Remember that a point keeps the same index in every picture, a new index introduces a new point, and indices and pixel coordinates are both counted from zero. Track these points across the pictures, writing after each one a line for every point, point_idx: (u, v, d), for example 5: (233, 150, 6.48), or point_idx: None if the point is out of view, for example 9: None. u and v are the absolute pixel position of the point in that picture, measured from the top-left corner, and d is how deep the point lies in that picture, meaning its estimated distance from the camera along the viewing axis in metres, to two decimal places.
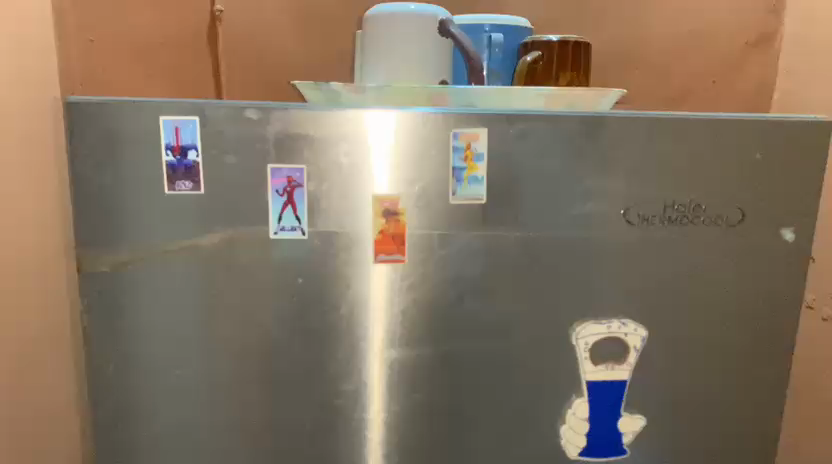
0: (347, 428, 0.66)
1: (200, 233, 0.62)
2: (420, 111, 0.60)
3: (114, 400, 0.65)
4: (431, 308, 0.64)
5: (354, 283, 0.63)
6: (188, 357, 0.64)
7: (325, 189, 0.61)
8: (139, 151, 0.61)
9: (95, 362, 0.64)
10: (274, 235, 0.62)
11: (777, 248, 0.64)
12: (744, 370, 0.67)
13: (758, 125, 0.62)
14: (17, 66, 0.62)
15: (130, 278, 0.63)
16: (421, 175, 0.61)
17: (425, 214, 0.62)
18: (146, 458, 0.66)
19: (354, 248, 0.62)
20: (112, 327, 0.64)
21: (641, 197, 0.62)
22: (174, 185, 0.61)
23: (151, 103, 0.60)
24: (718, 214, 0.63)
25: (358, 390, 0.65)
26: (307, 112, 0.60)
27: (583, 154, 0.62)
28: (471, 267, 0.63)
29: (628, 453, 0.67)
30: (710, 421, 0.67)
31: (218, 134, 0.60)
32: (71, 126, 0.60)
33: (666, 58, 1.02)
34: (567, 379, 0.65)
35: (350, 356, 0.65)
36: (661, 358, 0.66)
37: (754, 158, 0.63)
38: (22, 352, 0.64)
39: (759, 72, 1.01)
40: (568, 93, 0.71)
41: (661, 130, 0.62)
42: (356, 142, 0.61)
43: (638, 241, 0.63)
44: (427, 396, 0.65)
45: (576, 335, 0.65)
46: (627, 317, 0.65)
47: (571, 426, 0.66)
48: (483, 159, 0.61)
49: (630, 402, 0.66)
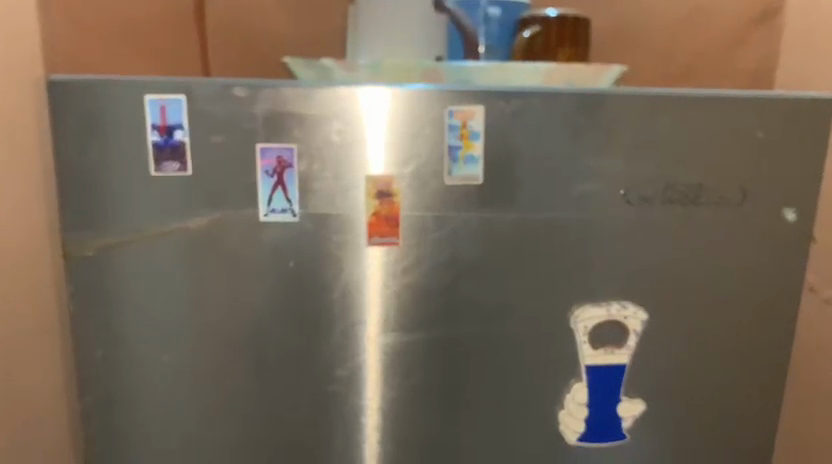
0: (342, 414, 0.65)
1: (188, 215, 0.60)
2: (414, 88, 0.58)
3: (103, 386, 0.64)
4: (427, 291, 0.62)
5: (347, 266, 0.61)
6: (178, 343, 0.63)
7: (317, 170, 0.59)
8: (124, 131, 0.59)
9: (85, 347, 0.63)
10: (264, 217, 0.60)
11: (780, 228, 0.63)
12: (746, 352, 0.65)
13: (762, 102, 0.60)
14: None
15: (117, 263, 0.61)
16: (416, 155, 0.59)
17: (420, 195, 0.60)
18: (137, 446, 0.65)
19: (346, 231, 0.61)
20: (100, 312, 0.63)
21: (641, 177, 0.61)
22: (160, 166, 0.59)
23: (135, 81, 0.58)
24: (721, 194, 0.62)
25: (353, 375, 0.64)
26: (297, 90, 0.58)
27: (582, 132, 0.60)
28: (468, 249, 0.61)
29: (627, 438, 0.66)
30: (711, 406, 0.66)
31: (205, 113, 0.58)
32: (53, 106, 0.59)
33: (666, 34, 1.00)
34: (566, 364, 0.64)
35: (344, 341, 0.63)
36: (661, 341, 0.64)
37: (757, 136, 0.61)
38: None
39: (763, 48, 0.99)
40: (568, 68, 0.69)
41: (662, 107, 0.60)
42: (348, 121, 0.59)
43: (638, 222, 0.62)
44: (424, 380, 0.64)
45: (575, 319, 0.63)
46: (627, 299, 0.63)
47: (569, 411, 0.65)
48: (480, 138, 0.59)
49: (629, 386, 0.65)
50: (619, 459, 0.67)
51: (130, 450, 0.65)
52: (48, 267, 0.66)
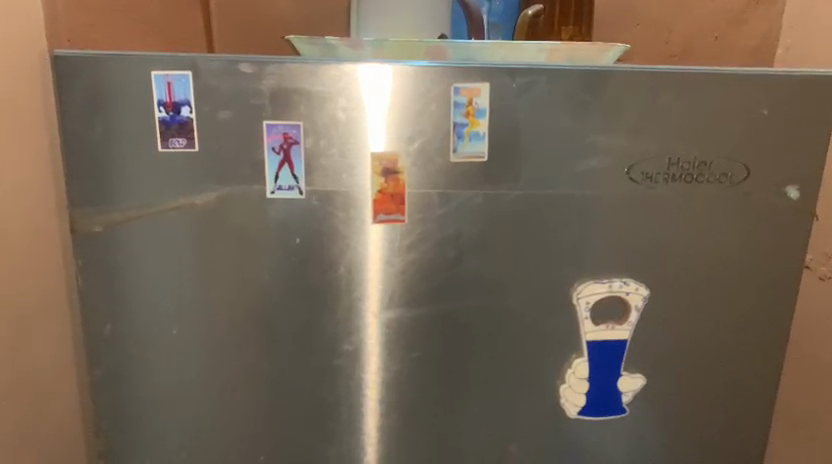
0: (346, 387, 0.66)
1: (195, 191, 0.60)
2: (420, 66, 0.58)
3: (111, 360, 0.65)
4: (431, 268, 0.63)
5: (352, 243, 0.62)
6: (185, 317, 0.64)
7: (323, 146, 0.60)
8: (131, 107, 0.59)
9: (93, 321, 0.64)
10: (271, 194, 0.61)
11: (781, 206, 0.64)
12: (744, 328, 0.66)
13: (766, 79, 0.60)
14: (17, 25, 0.61)
15: (124, 238, 0.62)
16: (421, 132, 0.60)
17: (425, 172, 0.60)
18: (146, 419, 0.66)
19: (351, 208, 0.61)
20: (108, 286, 0.63)
21: (645, 154, 0.61)
22: (168, 142, 0.60)
23: (142, 57, 0.58)
24: (723, 172, 0.62)
25: (357, 350, 0.65)
26: (303, 66, 0.58)
27: (587, 109, 0.60)
28: (471, 226, 0.62)
29: (627, 412, 0.68)
30: (710, 380, 0.68)
31: (211, 89, 0.59)
32: (59, 82, 0.59)
33: (666, 13, 1.00)
34: (567, 338, 0.65)
35: (349, 316, 0.64)
36: (662, 317, 0.65)
37: (761, 114, 0.61)
38: (19, 310, 0.64)
39: (764, 27, 0.99)
40: (571, 47, 0.70)
41: (667, 85, 0.60)
42: (353, 98, 0.59)
43: (641, 200, 0.62)
44: (426, 354, 0.65)
45: (577, 295, 0.64)
46: (629, 276, 0.64)
47: (570, 385, 0.66)
48: (485, 115, 0.60)
49: (628, 361, 0.66)
50: (619, 432, 0.68)
51: (140, 423, 0.66)
52: (58, 244, 0.68)
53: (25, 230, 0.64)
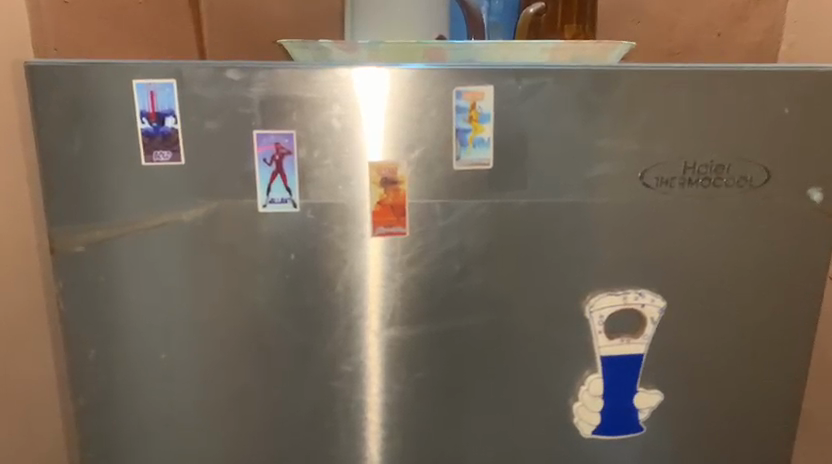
0: (346, 410, 0.62)
1: (182, 207, 0.57)
2: (418, 69, 0.55)
3: (96, 386, 0.61)
4: (435, 281, 0.60)
5: (350, 258, 0.59)
6: (174, 340, 0.60)
7: (317, 157, 0.56)
8: (113, 117, 0.55)
9: (75, 346, 0.60)
10: (264, 208, 0.57)
11: (803, 209, 0.60)
12: (764, 339, 0.63)
13: (788, 76, 0.57)
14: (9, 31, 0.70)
15: (107, 258, 0.58)
16: (421, 139, 0.56)
17: (426, 182, 0.57)
18: (136, 447, 0.63)
19: (348, 221, 0.58)
20: (90, 309, 0.60)
21: (658, 159, 0.58)
22: (152, 155, 0.56)
23: (122, 65, 0.55)
24: (742, 175, 0.59)
25: (357, 370, 0.61)
26: (295, 72, 0.55)
27: (598, 111, 0.57)
28: (476, 237, 0.59)
29: (644, 430, 0.64)
30: (729, 394, 0.64)
31: (198, 98, 0.55)
32: (33, 92, 0.55)
33: (669, 10, 0.97)
34: (580, 354, 0.62)
35: (348, 334, 0.61)
36: (679, 329, 0.62)
37: (781, 114, 0.58)
38: (9, 319, 0.70)
39: (767, 22, 0.97)
40: (576, 45, 0.66)
41: (681, 84, 0.57)
42: (348, 104, 0.56)
43: (656, 206, 0.59)
44: (430, 373, 0.62)
45: (589, 308, 0.61)
46: (644, 287, 0.61)
47: (584, 403, 0.63)
48: (489, 120, 0.56)
49: (643, 377, 0.63)
50: (636, 449, 0.65)
51: (127, 450, 0.63)
52: (33, 227, 0.72)
53: (16, 244, 0.70)
